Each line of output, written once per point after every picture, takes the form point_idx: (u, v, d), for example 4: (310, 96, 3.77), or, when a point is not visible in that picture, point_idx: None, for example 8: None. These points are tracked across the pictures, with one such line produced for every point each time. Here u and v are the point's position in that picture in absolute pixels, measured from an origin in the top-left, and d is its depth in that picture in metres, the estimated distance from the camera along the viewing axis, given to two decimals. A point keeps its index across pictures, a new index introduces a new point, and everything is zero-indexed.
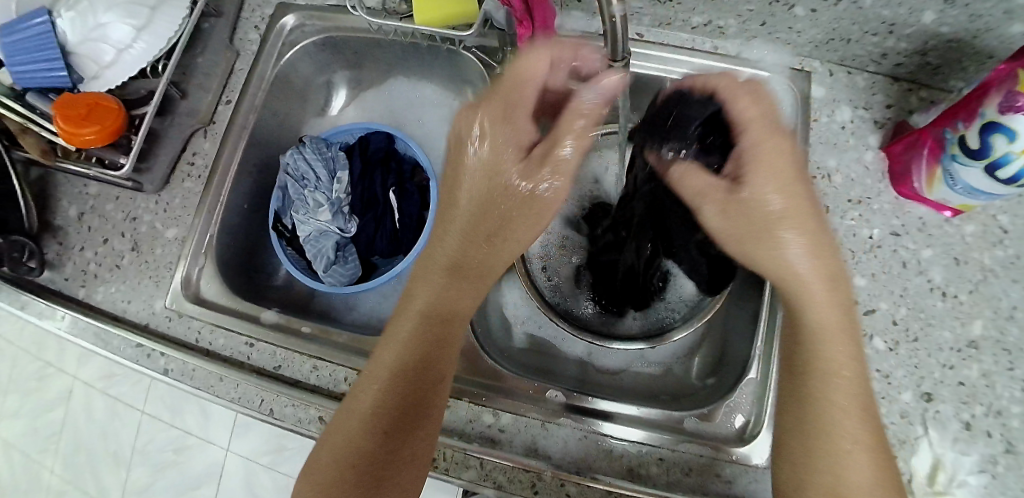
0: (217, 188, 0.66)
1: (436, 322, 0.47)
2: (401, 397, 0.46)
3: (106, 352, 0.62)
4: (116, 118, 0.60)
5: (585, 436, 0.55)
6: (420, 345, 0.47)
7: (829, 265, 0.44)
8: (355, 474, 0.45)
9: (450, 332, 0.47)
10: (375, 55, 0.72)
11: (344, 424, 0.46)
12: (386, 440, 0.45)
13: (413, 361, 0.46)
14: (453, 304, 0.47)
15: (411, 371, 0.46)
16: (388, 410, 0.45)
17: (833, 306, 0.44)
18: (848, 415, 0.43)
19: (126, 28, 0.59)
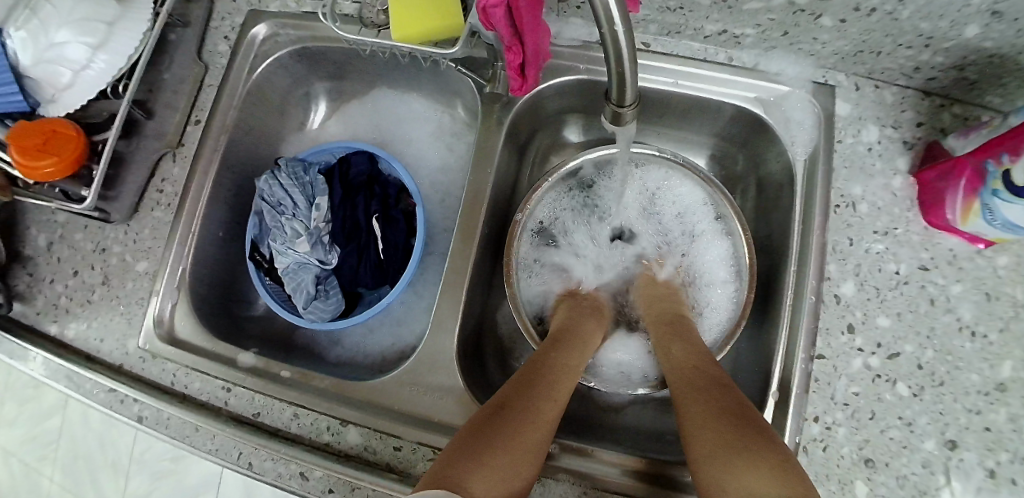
0: (189, 215, 0.61)
1: (548, 364, 0.50)
2: (554, 365, 0.50)
3: (77, 396, 0.58)
4: (77, 147, 0.55)
5: (585, 492, 0.51)
6: (540, 372, 0.48)
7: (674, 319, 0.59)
8: (514, 416, 0.42)
9: (564, 375, 0.49)
10: (357, 66, 0.66)
11: (474, 420, 0.42)
12: (540, 395, 0.45)
13: (537, 377, 0.47)
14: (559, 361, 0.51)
15: (556, 358, 0.51)
16: (515, 396, 0.44)
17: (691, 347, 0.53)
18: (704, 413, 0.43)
19: (82, 47, 0.54)
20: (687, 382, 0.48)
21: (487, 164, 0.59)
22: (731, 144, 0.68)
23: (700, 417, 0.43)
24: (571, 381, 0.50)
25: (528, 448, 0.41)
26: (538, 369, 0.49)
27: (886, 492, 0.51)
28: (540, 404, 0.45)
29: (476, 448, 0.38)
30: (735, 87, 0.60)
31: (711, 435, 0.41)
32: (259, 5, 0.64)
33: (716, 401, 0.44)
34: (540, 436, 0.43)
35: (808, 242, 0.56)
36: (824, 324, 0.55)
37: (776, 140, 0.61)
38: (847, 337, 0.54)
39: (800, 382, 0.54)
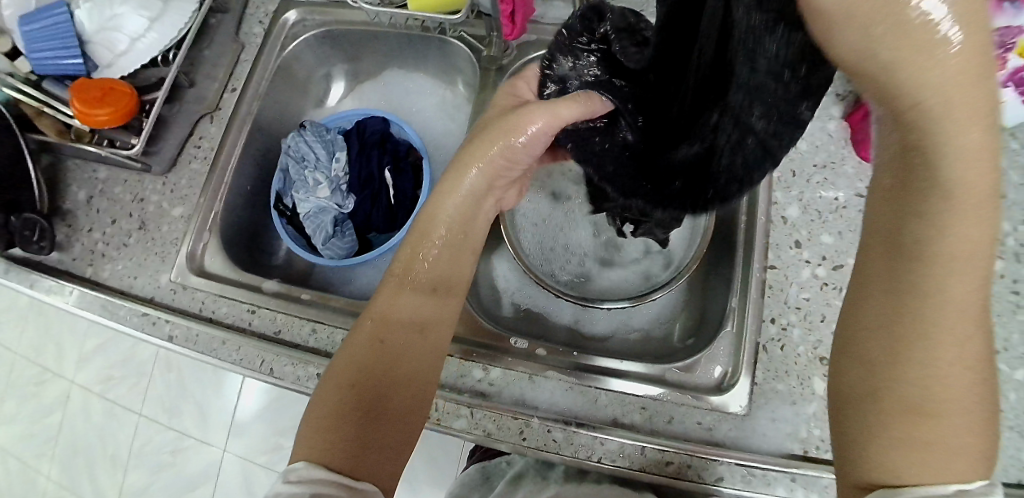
0: (223, 167, 0.69)
1: (387, 310, 0.51)
2: (391, 318, 0.51)
3: (111, 324, 0.65)
4: (129, 100, 0.64)
5: (572, 387, 0.57)
6: (390, 321, 0.50)
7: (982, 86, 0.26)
8: (354, 402, 0.46)
9: (415, 317, 0.51)
10: (370, 49, 0.77)
11: (331, 389, 0.47)
12: (374, 367, 0.48)
13: (385, 329, 0.50)
14: (399, 304, 0.52)
15: (397, 288, 0.52)
16: (365, 362, 0.48)
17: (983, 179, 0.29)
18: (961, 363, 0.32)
19: (140, 19, 0.65)
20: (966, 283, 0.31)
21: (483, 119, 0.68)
22: None
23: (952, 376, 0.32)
24: (411, 310, 0.52)
25: (401, 402, 0.48)
26: (380, 325, 0.50)
27: None
28: (385, 368, 0.48)
29: (319, 439, 0.44)
30: None
31: (939, 406, 0.32)
32: None
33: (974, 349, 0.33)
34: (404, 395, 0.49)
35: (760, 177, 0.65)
36: (778, 241, 0.61)
37: None
38: (796, 251, 0.61)
39: (756, 287, 0.60)
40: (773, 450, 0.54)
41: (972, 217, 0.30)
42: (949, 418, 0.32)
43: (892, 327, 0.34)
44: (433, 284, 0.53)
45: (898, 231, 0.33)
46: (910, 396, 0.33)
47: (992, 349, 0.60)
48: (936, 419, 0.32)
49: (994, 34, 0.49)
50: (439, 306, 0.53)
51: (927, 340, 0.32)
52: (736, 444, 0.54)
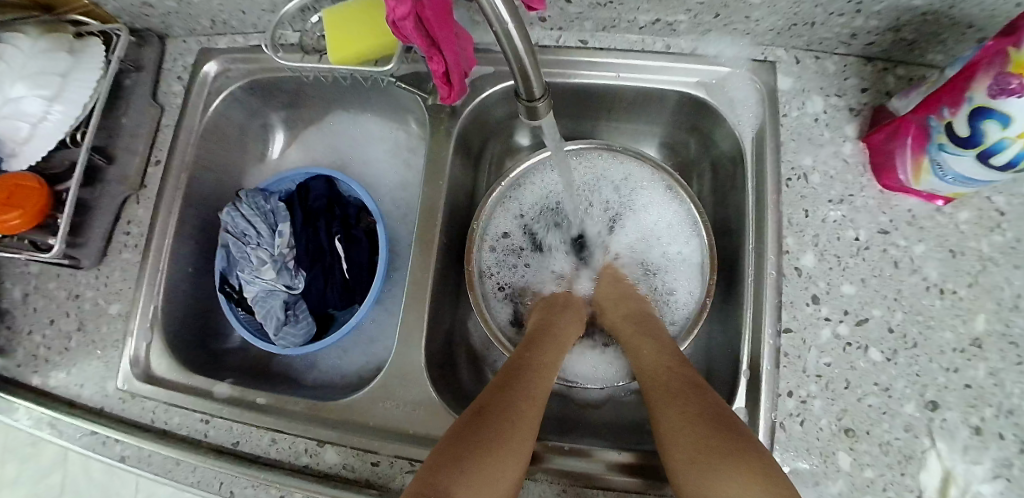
0: (157, 254, 0.62)
1: (514, 368, 0.51)
2: (528, 366, 0.51)
3: (60, 442, 0.59)
4: (41, 197, 0.57)
5: (565, 489, 0.51)
6: (512, 378, 0.50)
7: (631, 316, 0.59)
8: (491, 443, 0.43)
9: (541, 384, 0.50)
10: (307, 95, 0.67)
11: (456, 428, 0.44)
12: (514, 407, 0.46)
13: (512, 384, 0.49)
14: (527, 370, 0.51)
15: (527, 358, 0.53)
16: (491, 406, 0.46)
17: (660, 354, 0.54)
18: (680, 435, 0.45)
19: (37, 100, 0.56)
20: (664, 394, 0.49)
21: (439, 174, 0.59)
22: (681, 131, 0.67)
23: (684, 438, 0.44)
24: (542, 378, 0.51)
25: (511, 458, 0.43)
26: (513, 371, 0.50)
27: (870, 460, 0.51)
28: (507, 415, 0.45)
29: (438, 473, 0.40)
30: (675, 74, 0.60)
31: (702, 450, 0.43)
32: (208, 44, 0.66)
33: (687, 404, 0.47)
34: (514, 447, 0.44)
35: (764, 216, 0.56)
36: (786, 297, 0.54)
37: (724, 123, 0.61)
38: (813, 308, 0.54)
39: (768, 357, 0.53)
40: None
41: (640, 348, 0.55)
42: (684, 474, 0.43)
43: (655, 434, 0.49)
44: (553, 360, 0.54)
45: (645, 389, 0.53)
46: (684, 447, 0.44)
47: None
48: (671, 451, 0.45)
49: None
50: (549, 378, 0.51)
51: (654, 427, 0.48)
52: None
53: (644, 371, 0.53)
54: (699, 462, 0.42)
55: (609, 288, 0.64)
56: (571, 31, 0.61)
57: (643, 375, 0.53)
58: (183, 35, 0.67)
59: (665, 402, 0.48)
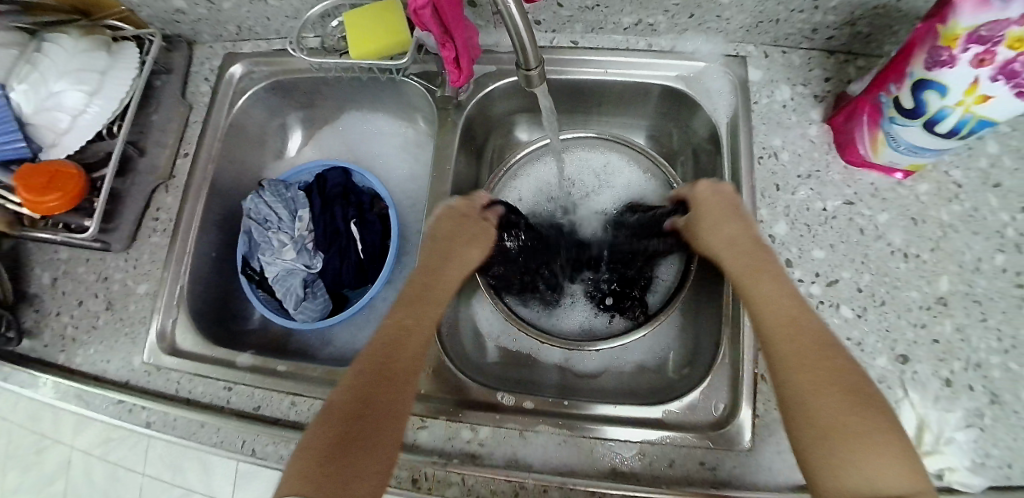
0: (183, 237, 0.66)
1: (386, 347, 0.51)
2: (393, 344, 0.51)
3: (87, 413, 0.62)
4: (78, 182, 0.61)
5: (565, 440, 0.55)
6: (376, 360, 0.49)
7: (745, 252, 0.55)
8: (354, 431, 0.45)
9: (403, 362, 0.50)
10: (323, 95, 0.73)
11: (320, 423, 0.46)
12: (370, 391, 0.47)
13: (374, 370, 0.49)
14: (394, 349, 0.51)
15: (396, 331, 0.52)
16: (352, 401, 0.47)
17: (786, 302, 0.50)
18: (834, 409, 0.43)
19: (79, 95, 0.60)
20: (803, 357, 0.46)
21: (445, 158, 0.65)
22: (665, 123, 0.74)
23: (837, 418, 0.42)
24: (405, 355, 0.51)
25: (376, 450, 0.45)
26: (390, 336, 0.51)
27: None
28: (366, 407, 0.47)
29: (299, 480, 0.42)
30: (658, 69, 0.67)
31: (850, 427, 0.42)
32: (233, 49, 0.72)
33: (838, 376, 0.44)
34: (381, 436, 0.46)
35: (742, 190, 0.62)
36: None
37: (700, 109, 0.67)
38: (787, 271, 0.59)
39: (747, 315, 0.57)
40: (779, 484, 0.52)
41: (761, 287, 0.51)
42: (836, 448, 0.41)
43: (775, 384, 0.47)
44: (423, 332, 0.53)
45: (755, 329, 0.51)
46: (822, 419, 0.43)
47: (1001, 350, 0.57)
48: (825, 422, 0.43)
49: (979, 29, 0.44)
50: (413, 352, 0.51)
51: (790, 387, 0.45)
52: (740, 483, 0.53)
53: (768, 315, 0.49)
54: (847, 436, 0.41)
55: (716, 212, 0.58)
56: (563, 34, 0.68)
57: (767, 318, 0.49)
58: (210, 42, 0.74)
59: (807, 370, 0.45)
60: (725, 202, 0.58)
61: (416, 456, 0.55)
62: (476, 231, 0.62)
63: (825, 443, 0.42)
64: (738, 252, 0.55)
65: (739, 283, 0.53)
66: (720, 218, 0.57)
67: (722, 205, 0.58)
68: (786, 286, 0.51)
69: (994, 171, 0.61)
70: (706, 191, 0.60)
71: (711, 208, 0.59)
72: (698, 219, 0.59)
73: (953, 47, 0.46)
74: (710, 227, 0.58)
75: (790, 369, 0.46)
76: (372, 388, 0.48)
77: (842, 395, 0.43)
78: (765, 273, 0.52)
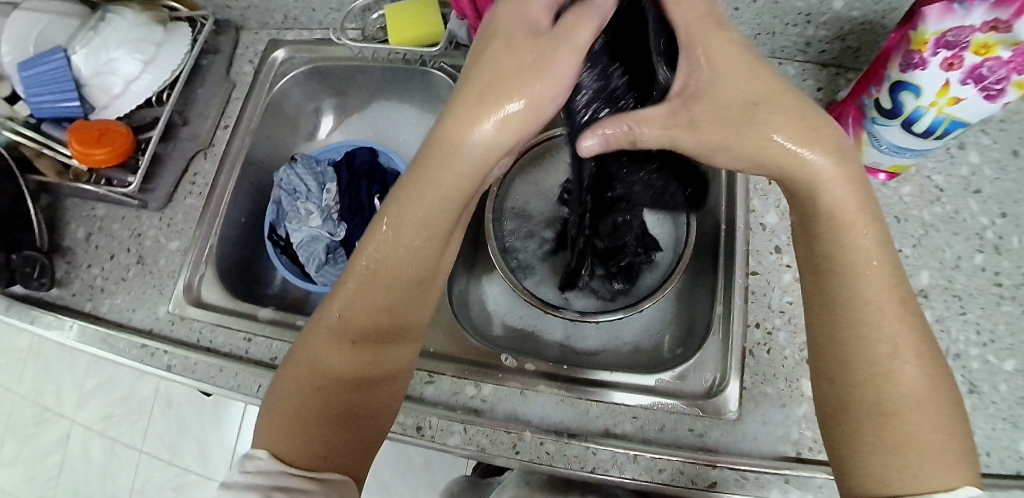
0: (218, 200, 0.71)
1: (362, 295, 0.46)
2: (369, 289, 0.46)
3: (111, 356, 0.66)
4: (125, 139, 0.65)
5: (563, 400, 0.57)
6: (353, 314, 0.47)
7: (827, 142, 0.42)
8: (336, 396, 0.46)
9: (389, 311, 0.47)
10: (356, 83, 0.80)
11: (303, 386, 0.46)
12: (358, 351, 0.47)
13: (356, 325, 0.46)
14: (375, 291, 0.46)
15: (372, 270, 0.46)
16: (336, 360, 0.46)
17: (879, 252, 0.43)
18: (914, 404, 0.41)
19: (134, 63, 0.66)
20: (898, 328, 0.42)
21: None
22: None
23: (919, 420, 0.41)
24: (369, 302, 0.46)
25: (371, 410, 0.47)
26: (375, 282, 0.46)
27: None
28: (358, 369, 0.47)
29: (286, 434, 0.45)
30: None
31: (907, 410, 0.41)
32: (277, 36, 0.78)
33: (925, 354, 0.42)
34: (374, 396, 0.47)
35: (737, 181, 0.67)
36: (755, 248, 0.63)
37: None
38: (775, 255, 0.62)
39: (739, 295, 0.60)
40: (765, 454, 0.54)
41: (853, 230, 0.44)
42: (899, 433, 0.41)
43: (842, 345, 0.43)
44: (408, 249, 0.45)
45: (818, 266, 0.45)
46: (874, 399, 0.42)
47: (979, 342, 0.60)
48: (908, 424, 0.41)
49: (946, 34, 0.50)
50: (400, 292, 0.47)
51: (871, 365, 0.42)
52: (727, 449, 0.55)
53: (856, 269, 0.43)
54: (913, 444, 0.40)
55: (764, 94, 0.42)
56: None
57: (856, 265, 0.43)
58: (256, 29, 0.80)
59: (899, 358, 0.42)
60: (747, 66, 0.42)
61: (421, 407, 0.57)
62: (543, 52, 0.40)
63: (886, 434, 0.41)
64: (808, 147, 0.42)
65: (810, 205, 0.44)
66: (746, 106, 0.42)
67: (742, 74, 0.42)
68: (876, 226, 0.44)
69: (974, 179, 0.66)
70: (732, 57, 0.42)
71: (734, 88, 0.42)
72: (713, 104, 0.42)
73: (922, 50, 0.51)
74: (738, 122, 0.42)
75: (894, 356, 0.42)
76: (357, 351, 0.47)
77: (924, 380, 0.42)
78: (853, 196, 0.43)
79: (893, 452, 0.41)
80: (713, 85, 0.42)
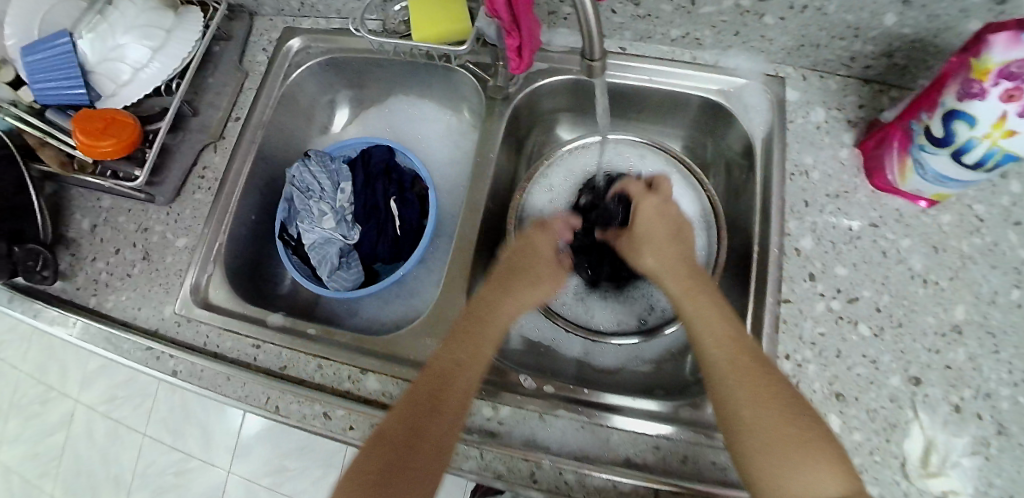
0: (227, 196, 0.69)
1: (436, 376, 0.50)
2: (442, 371, 0.50)
3: (114, 356, 0.63)
4: (132, 132, 0.62)
5: (583, 426, 0.56)
6: (430, 384, 0.50)
7: (671, 250, 0.58)
8: (393, 457, 0.46)
9: (454, 388, 0.49)
10: (373, 75, 0.76)
11: (376, 445, 0.47)
12: (423, 416, 0.48)
13: (427, 394, 0.49)
14: (446, 374, 0.50)
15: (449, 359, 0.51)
16: (404, 419, 0.48)
17: (724, 328, 0.51)
18: (768, 424, 0.45)
19: (143, 50, 0.62)
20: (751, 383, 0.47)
21: (489, 147, 0.68)
22: (699, 137, 0.77)
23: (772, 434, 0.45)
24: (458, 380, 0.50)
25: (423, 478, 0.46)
26: (450, 360, 0.51)
27: (858, 423, 0.56)
28: (417, 433, 0.47)
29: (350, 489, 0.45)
30: (699, 81, 0.69)
31: (762, 437, 0.45)
32: (293, 24, 0.75)
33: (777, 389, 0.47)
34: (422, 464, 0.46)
35: (771, 200, 0.64)
36: (789, 275, 0.61)
37: (738, 125, 0.69)
38: (809, 284, 0.61)
39: (769, 322, 0.59)
40: None
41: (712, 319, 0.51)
42: (762, 460, 0.44)
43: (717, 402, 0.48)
44: (479, 355, 0.51)
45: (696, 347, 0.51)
46: (735, 427, 0.46)
47: (1010, 381, 0.57)
48: (766, 442, 0.45)
49: (1010, 65, 0.47)
50: (461, 377, 0.50)
51: (735, 407, 0.47)
52: None
53: (715, 341, 0.50)
54: (774, 455, 0.44)
55: (656, 233, 0.59)
56: (612, 40, 0.71)
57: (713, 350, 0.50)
58: (270, 15, 0.76)
59: (739, 385, 0.47)
60: (657, 213, 0.60)
61: None
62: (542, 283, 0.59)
63: (765, 466, 0.44)
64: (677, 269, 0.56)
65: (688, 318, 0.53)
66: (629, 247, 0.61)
67: (655, 222, 0.60)
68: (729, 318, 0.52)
69: (1016, 210, 0.63)
70: (653, 215, 0.60)
71: (656, 226, 0.59)
72: (641, 237, 0.59)
73: (984, 80, 0.48)
74: (650, 246, 0.58)
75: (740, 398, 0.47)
76: (423, 413, 0.48)
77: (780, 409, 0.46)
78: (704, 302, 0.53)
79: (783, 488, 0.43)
80: (644, 235, 0.59)
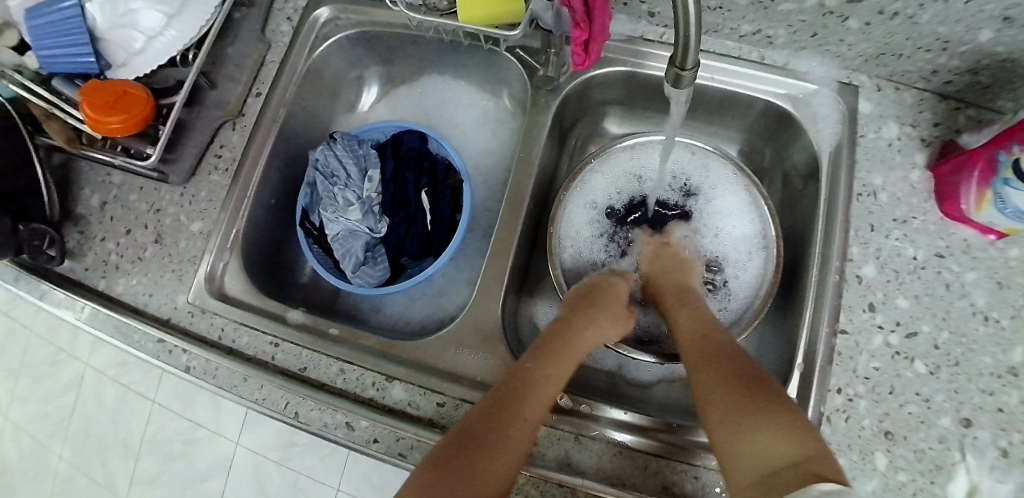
0: (246, 178, 0.64)
1: (514, 384, 0.49)
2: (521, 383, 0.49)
3: (125, 347, 0.60)
4: (145, 108, 0.57)
5: (620, 451, 0.53)
6: (507, 389, 0.48)
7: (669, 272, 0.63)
8: (463, 446, 0.44)
9: (531, 396, 0.48)
10: (405, 52, 0.70)
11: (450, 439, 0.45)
12: (497, 416, 0.46)
13: (502, 395, 0.48)
14: (524, 387, 0.48)
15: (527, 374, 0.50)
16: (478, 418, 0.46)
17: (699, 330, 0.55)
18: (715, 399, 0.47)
19: (157, 15, 0.56)
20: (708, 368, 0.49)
21: (533, 143, 0.63)
22: (758, 141, 0.73)
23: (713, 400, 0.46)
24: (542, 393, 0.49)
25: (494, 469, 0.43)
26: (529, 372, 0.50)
27: (904, 463, 0.53)
28: (488, 427, 0.45)
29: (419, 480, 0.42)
30: (765, 84, 0.65)
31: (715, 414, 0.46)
32: None
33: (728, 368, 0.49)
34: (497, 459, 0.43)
35: (832, 221, 0.60)
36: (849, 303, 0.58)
37: (804, 136, 0.65)
38: (868, 315, 0.57)
39: (823, 354, 0.57)
40: None
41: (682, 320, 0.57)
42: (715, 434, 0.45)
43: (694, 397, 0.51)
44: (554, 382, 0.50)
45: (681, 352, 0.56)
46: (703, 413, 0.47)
47: None
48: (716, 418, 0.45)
49: None
50: (541, 396, 0.48)
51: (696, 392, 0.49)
52: None
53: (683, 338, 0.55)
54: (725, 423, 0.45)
55: (657, 266, 0.64)
56: None
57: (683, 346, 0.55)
58: None
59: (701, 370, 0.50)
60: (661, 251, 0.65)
61: None
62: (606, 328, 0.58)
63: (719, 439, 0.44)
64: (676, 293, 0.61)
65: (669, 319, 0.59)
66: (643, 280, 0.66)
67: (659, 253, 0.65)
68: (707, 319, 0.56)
69: None
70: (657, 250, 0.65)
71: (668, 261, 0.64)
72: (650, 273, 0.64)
73: None
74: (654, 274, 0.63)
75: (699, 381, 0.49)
76: (495, 408, 0.46)
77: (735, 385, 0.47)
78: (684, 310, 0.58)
79: (737, 452, 0.42)
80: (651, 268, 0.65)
